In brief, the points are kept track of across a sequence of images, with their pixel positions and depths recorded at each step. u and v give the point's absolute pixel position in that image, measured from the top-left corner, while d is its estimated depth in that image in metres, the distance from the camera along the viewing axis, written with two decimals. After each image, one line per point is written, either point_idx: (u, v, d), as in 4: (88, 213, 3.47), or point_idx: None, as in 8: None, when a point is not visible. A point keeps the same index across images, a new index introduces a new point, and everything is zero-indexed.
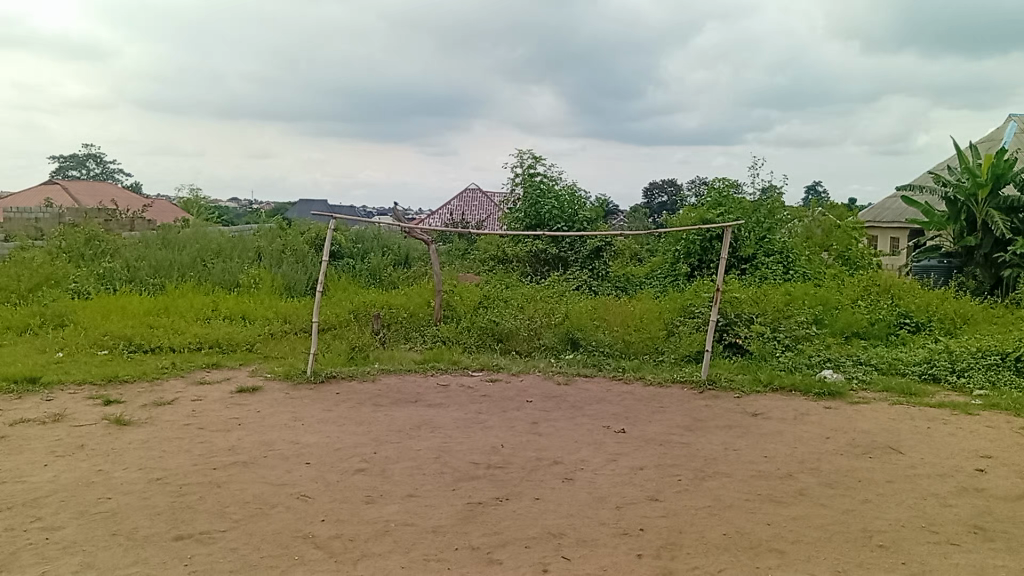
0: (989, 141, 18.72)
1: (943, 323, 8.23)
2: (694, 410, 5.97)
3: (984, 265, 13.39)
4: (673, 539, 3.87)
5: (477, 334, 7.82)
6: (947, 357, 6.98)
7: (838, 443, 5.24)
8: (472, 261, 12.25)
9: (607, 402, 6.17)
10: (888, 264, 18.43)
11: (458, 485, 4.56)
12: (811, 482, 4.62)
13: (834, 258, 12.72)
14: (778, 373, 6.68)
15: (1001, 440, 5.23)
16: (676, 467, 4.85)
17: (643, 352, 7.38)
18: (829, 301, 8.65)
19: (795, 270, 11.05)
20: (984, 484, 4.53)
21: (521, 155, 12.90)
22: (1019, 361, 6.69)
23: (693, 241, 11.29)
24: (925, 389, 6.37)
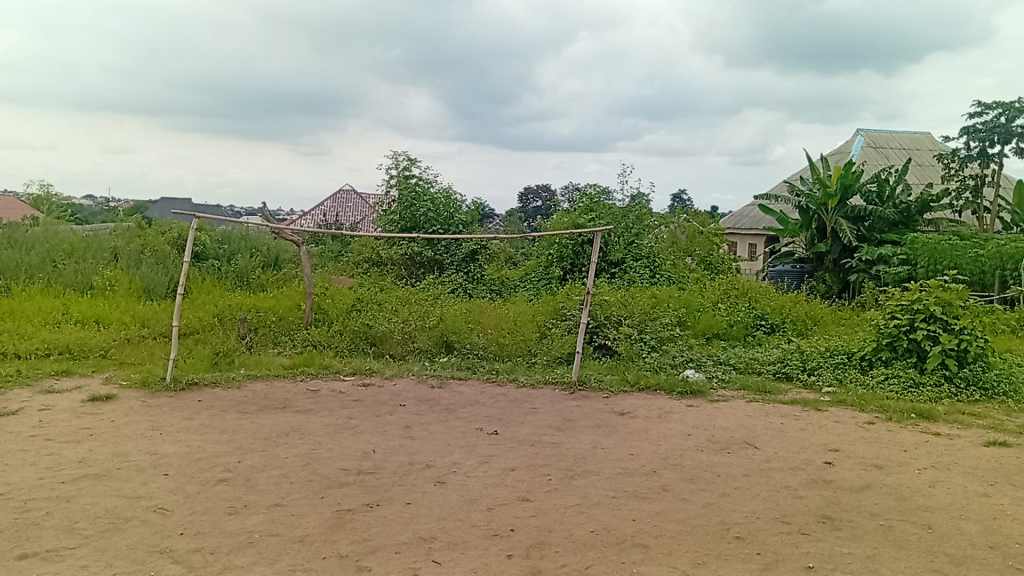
0: (838, 154, 20.07)
1: (795, 324, 8.74)
2: (566, 410, 6.08)
3: (833, 270, 14.35)
4: (542, 538, 3.92)
5: (349, 338, 7.69)
6: (799, 356, 7.42)
7: (699, 439, 5.46)
8: (345, 263, 12.06)
9: (481, 404, 6.20)
10: (747, 268, 19.46)
11: (327, 492, 4.45)
12: (674, 477, 4.80)
13: (697, 263, 13.29)
14: (644, 373, 6.91)
15: (846, 433, 5.60)
16: (546, 467, 4.92)
17: (516, 354, 7.47)
18: (692, 304, 9.01)
19: (660, 274, 11.48)
20: (831, 475, 4.84)
21: (395, 156, 12.80)
22: (863, 359, 7.19)
23: (566, 245, 11.53)
24: (778, 387, 6.75)
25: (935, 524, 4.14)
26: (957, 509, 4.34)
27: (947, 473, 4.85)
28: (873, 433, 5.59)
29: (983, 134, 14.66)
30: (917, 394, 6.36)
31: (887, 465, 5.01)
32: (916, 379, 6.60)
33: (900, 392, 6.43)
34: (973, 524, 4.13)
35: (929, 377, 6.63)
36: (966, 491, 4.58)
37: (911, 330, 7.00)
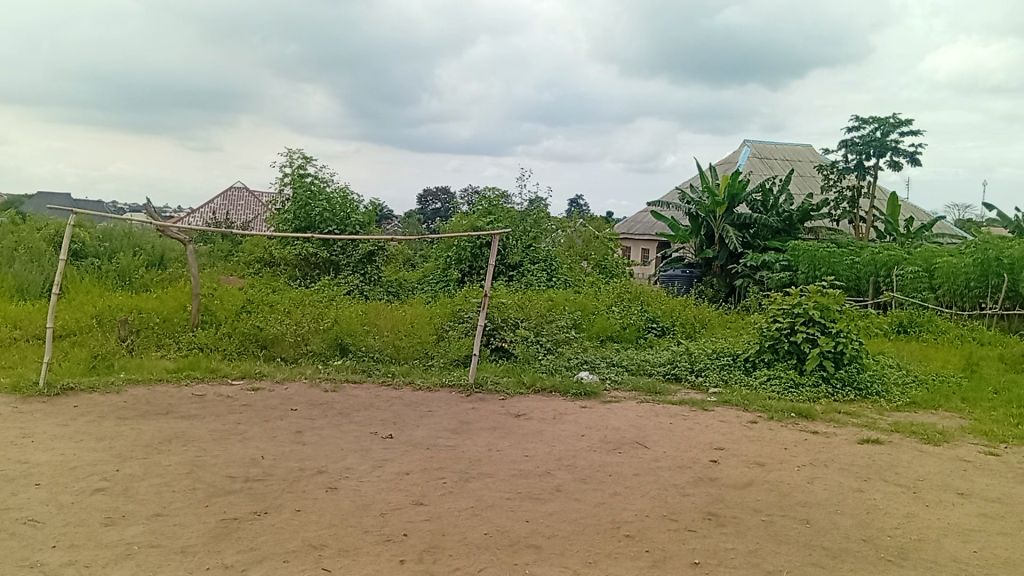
0: (726, 163, 20.85)
1: (685, 327, 9.03)
2: (461, 413, 6.07)
3: (720, 275, 14.93)
4: (436, 542, 3.89)
5: (238, 340, 7.45)
6: (688, 358, 7.66)
7: (592, 440, 5.55)
8: (236, 263, 11.70)
9: (376, 407, 6.11)
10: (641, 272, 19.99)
11: (212, 501, 4.29)
12: (567, 478, 4.86)
13: (593, 267, 13.55)
14: (540, 375, 6.98)
15: (731, 432, 5.81)
16: (441, 470, 4.90)
17: (412, 357, 7.42)
18: (586, 307, 9.15)
19: (557, 277, 11.64)
20: (717, 473, 5.01)
21: (290, 154, 12.49)
22: (747, 361, 7.48)
23: (464, 247, 11.54)
24: (668, 388, 6.94)
25: (813, 519, 4.34)
26: (833, 503, 4.56)
27: (824, 469, 5.10)
28: (756, 432, 5.82)
29: (860, 147, 15.53)
30: (797, 394, 6.66)
31: (769, 462, 5.23)
32: (796, 380, 6.92)
33: (781, 392, 6.72)
34: (848, 518, 4.36)
35: (808, 378, 6.96)
36: (841, 486, 4.83)
37: (791, 333, 7.34)
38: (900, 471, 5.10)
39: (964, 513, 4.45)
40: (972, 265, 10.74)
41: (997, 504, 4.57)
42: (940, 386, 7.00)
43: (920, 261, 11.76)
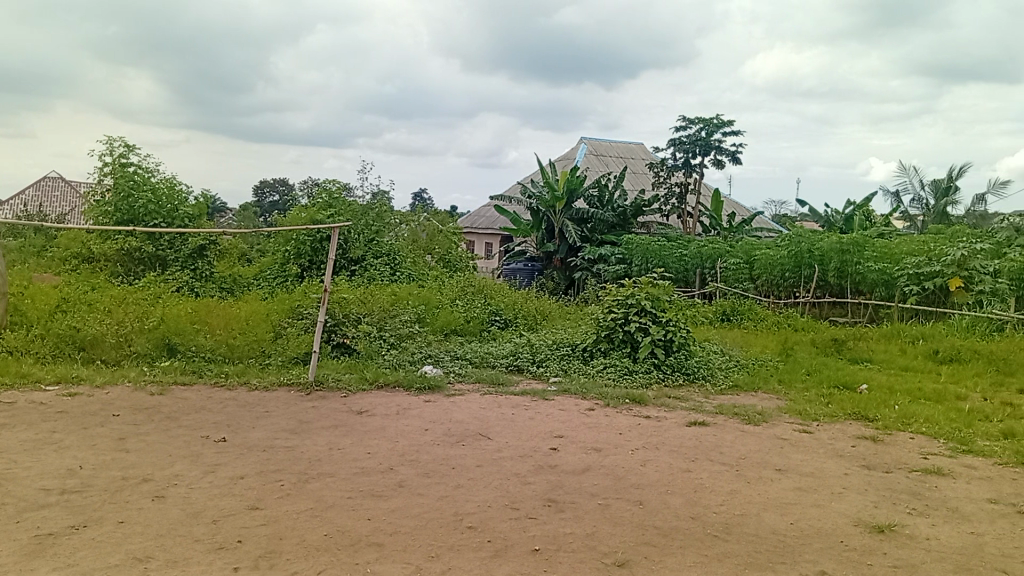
0: (565, 159, 21.45)
1: (526, 320, 9.23)
2: (300, 412, 5.89)
3: (560, 267, 15.42)
4: (272, 547, 3.76)
5: (53, 343, 6.89)
6: (529, 349, 7.82)
7: (435, 434, 5.56)
8: (51, 259, 10.82)
9: (207, 410, 5.82)
10: (484, 267, 20.29)
11: (23, 516, 3.94)
12: (410, 473, 4.84)
13: (437, 261, 13.62)
14: (383, 371, 6.90)
15: (570, 420, 5.98)
16: (278, 473, 4.74)
17: (248, 355, 7.14)
18: (430, 302, 9.11)
19: (401, 271, 11.58)
20: (557, 460, 5.14)
21: (110, 142, 11.66)
22: (585, 351, 7.73)
23: (303, 241, 11.26)
24: (510, 379, 7.06)
25: (646, 500, 4.54)
26: (664, 484, 4.80)
27: (656, 452, 5.35)
28: (593, 419, 6.03)
29: (687, 145, 16.41)
30: (631, 381, 6.97)
31: (605, 447, 5.42)
32: (630, 367, 7.23)
33: (616, 379, 7.00)
34: (677, 498, 4.59)
35: (641, 365, 7.29)
36: (672, 468, 5.08)
37: (625, 322, 7.67)
38: (724, 451, 5.44)
39: (781, 487, 4.80)
40: (788, 257, 11.63)
41: (809, 478, 4.96)
42: (759, 370, 7.54)
43: (742, 253, 12.62)
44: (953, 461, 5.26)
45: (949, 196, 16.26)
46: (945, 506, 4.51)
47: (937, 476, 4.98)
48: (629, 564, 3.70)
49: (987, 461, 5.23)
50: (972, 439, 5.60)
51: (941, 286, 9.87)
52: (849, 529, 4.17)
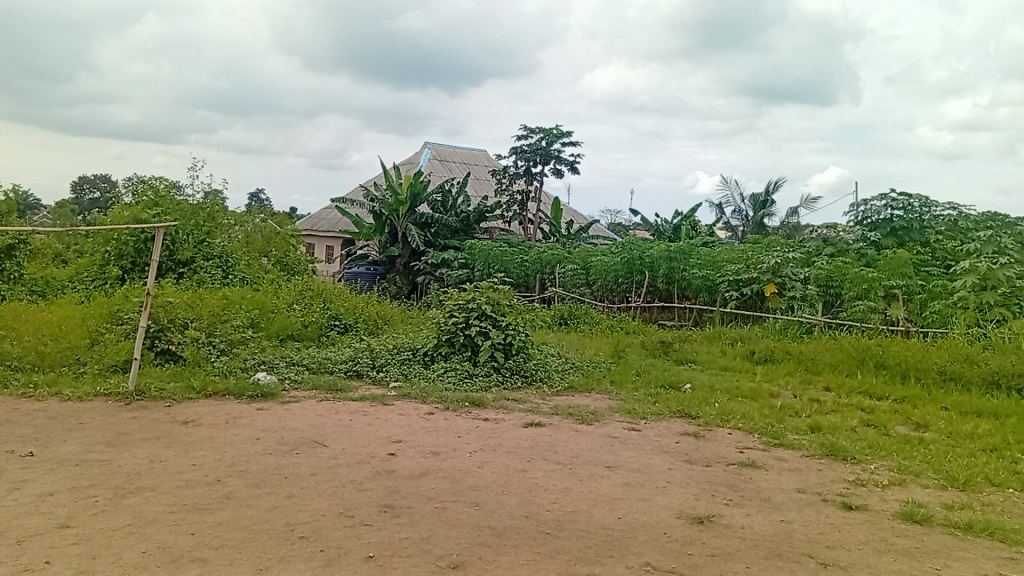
0: (409, 163, 21.41)
1: (367, 324, 9.17)
2: (118, 424, 5.55)
3: (403, 272, 15.44)
4: (85, 567, 3.52)
5: None
6: (369, 354, 7.76)
7: (267, 443, 5.39)
8: None
9: (12, 423, 5.37)
10: (324, 271, 19.94)
11: None
12: (239, 485, 4.66)
13: (273, 264, 13.24)
14: (212, 379, 6.61)
15: (409, 425, 5.97)
16: (93, 488, 4.44)
17: (60, 364, 6.65)
18: (266, 306, 8.81)
19: (233, 275, 11.20)
20: (393, 466, 5.12)
21: None
22: (426, 355, 7.74)
23: (126, 242, 10.62)
24: (349, 384, 6.96)
25: (482, 501, 4.61)
26: (500, 485, 4.89)
27: (493, 454, 5.44)
28: (431, 422, 6.05)
29: (528, 154, 16.80)
30: (471, 384, 7.04)
31: (442, 451, 5.46)
32: (470, 371, 7.31)
33: (456, 382, 7.06)
34: (512, 498, 4.69)
35: (481, 368, 7.39)
36: (508, 468, 5.19)
37: (466, 326, 7.75)
38: (558, 450, 5.61)
39: (611, 483, 5.01)
40: (621, 264, 12.17)
41: (636, 473, 5.21)
42: (593, 371, 7.84)
43: (580, 260, 13.11)
44: (766, 453, 5.68)
45: (766, 209, 17.53)
46: (758, 496, 4.86)
47: (752, 468, 5.36)
48: (463, 565, 3.74)
49: (795, 453, 5.68)
50: (783, 433, 6.07)
51: (758, 291, 10.63)
52: (672, 522, 4.41)
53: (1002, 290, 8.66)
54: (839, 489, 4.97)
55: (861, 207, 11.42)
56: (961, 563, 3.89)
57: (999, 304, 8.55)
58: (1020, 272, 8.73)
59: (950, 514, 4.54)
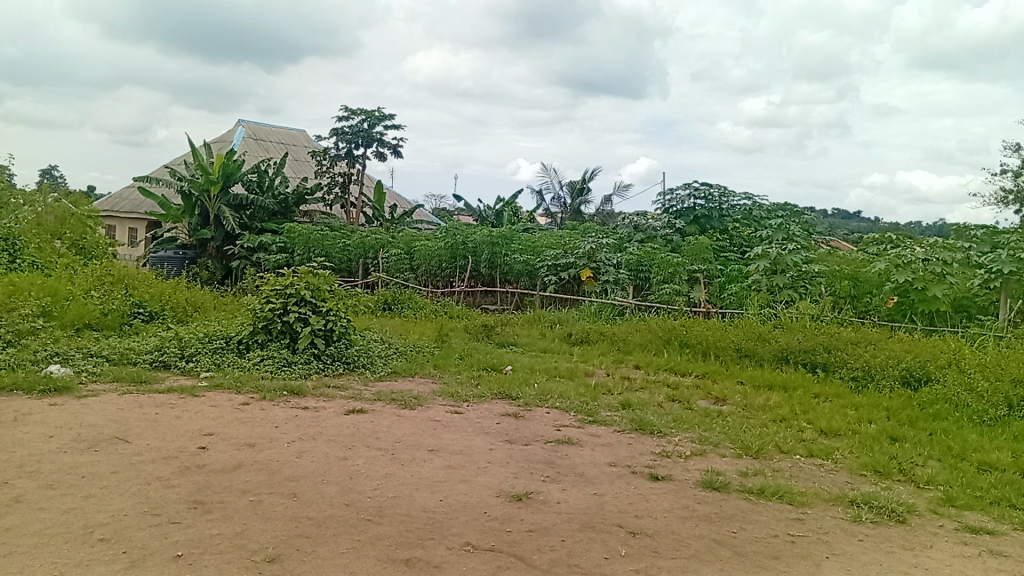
0: (221, 141, 20.38)
1: (175, 312, 8.68)
2: None
3: (216, 256, 14.73)
4: None
5: None
6: (177, 343, 7.36)
7: (62, 440, 4.98)
8: None
9: None
10: (127, 255, 18.61)
11: None
12: (30, 486, 4.28)
13: (69, 247, 12.20)
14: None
15: (221, 417, 5.72)
16: None
17: None
18: (58, 293, 8.12)
19: (20, 259, 10.20)
20: (205, 460, 4.89)
21: None
22: (240, 343, 7.46)
23: None
24: (156, 376, 6.56)
25: (299, 492, 4.50)
26: (319, 474, 4.80)
27: (312, 443, 5.33)
28: (246, 413, 5.82)
29: (349, 136, 16.48)
30: (289, 372, 6.86)
31: (259, 442, 5.27)
32: (288, 358, 7.11)
33: (274, 371, 6.84)
34: (332, 486, 4.62)
35: (301, 356, 7.21)
36: (328, 457, 5.09)
37: (283, 313, 7.50)
38: (380, 436, 5.58)
39: (432, 467, 5.06)
40: (444, 248, 12.24)
41: (457, 455, 5.28)
42: (416, 356, 7.85)
43: (402, 245, 13.10)
44: (581, 430, 5.94)
45: (583, 196, 18.24)
46: (573, 472, 5.07)
47: (568, 445, 5.59)
48: (280, 559, 3.65)
49: (607, 428, 5.99)
50: (596, 410, 6.37)
51: (574, 275, 11.05)
52: (492, 500, 4.52)
53: (789, 274, 9.50)
54: (647, 461, 5.29)
55: (667, 196, 12.15)
56: (754, 524, 4.27)
57: (787, 286, 9.38)
58: (805, 258, 9.62)
59: (745, 481, 4.95)
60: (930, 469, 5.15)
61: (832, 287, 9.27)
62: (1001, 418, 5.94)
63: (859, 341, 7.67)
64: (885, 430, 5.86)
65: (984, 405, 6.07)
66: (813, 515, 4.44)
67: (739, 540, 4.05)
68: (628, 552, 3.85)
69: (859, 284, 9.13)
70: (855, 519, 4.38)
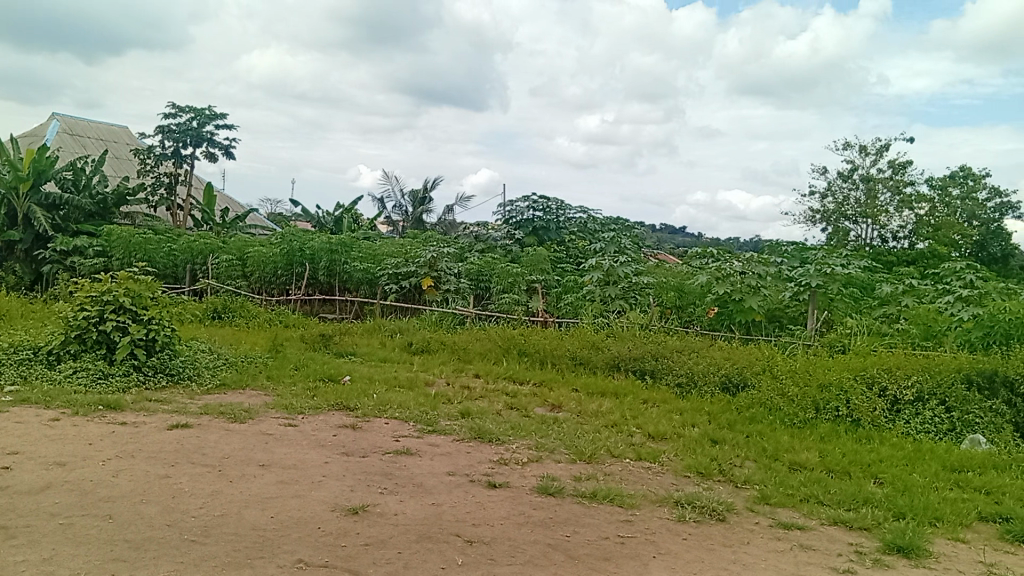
0: (31, 135, 18.78)
1: None
2: None
3: (24, 260, 13.44)
4: None
5: None
6: None
7: None
8: None
9: None
10: None
11: None
12: None
13: None
14: None
15: (27, 434, 5.23)
16: None
17: None
18: None
19: None
20: (7, 481, 4.45)
21: None
22: (50, 355, 6.87)
23: None
24: None
25: (116, 513, 4.18)
26: (139, 493, 4.48)
27: (131, 460, 4.97)
28: (57, 430, 5.35)
29: (177, 135, 15.63)
30: (106, 385, 6.38)
31: (70, 461, 4.86)
32: (105, 371, 6.62)
33: (89, 384, 6.34)
34: (153, 506, 4.32)
35: (118, 368, 6.72)
36: (148, 475, 4.77)
37: (100, 322, 6.97)
38: (206, 452, 5.29)
39: (263, 482, 4.85)
40: (280, 255, 11.82)
41: (291, 470, 5.10)
42: (248, 367, 7.52)
43: (235, 251, 12.56)
44: (420, 440, 5.90)
45: (424, 206, 18.24)
46: (411, 483, 5.02)
47: (406, 456, 5.53)
48: None
49: (446, 438, 5.99)
50: (435, 420, 6.35)
51: (415, 284, 11.02)
52: (326, 515, 4.40)
53: (621, 285, 9.92)
54: (485, 469, 5.33)
55: (507, 207, 12.38)
56: (587, 528, 4.40)
57: (619, 296, 9.78)
58: (635, 270, 10.10)
59: (578, 485, 5.10)
60: (747, 469, 5.51)
61: (659, 298, 9.76)
62: (809, 419, 6.46)
63: (684, 349, 8.11)
64: (707, 434, 6.22)
65: (794, 408, 6.58)
66: (641, 517, 4.63)
67: (572, 543, 4.16)
68: (464, 561, 3.86)
69: (684, 296, 9.69)
70: (680, 519, 4.61)
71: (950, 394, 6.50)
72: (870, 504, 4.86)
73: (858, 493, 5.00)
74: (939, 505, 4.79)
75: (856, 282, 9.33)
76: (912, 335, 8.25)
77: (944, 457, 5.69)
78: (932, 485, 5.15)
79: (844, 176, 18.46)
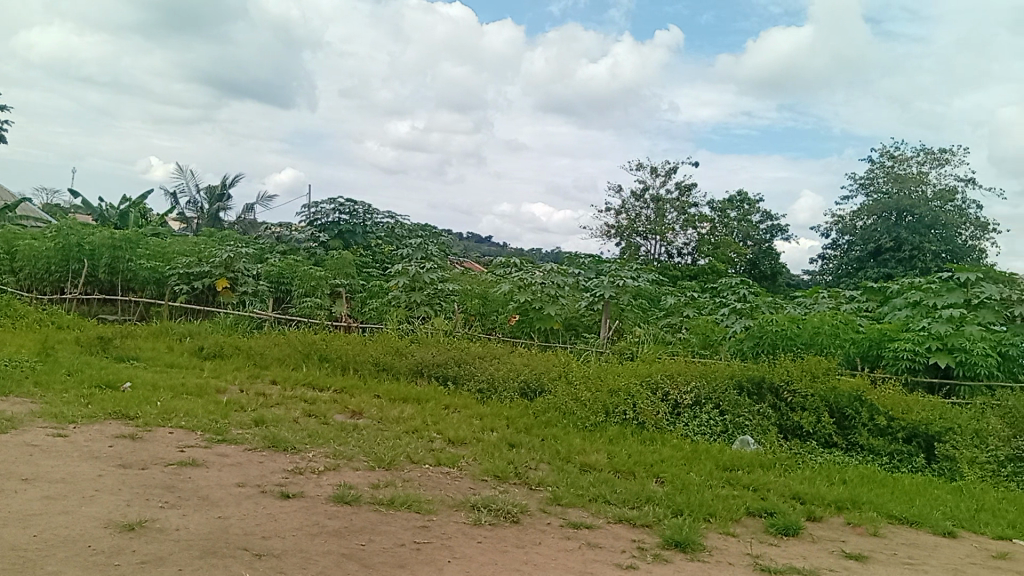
0: None
1: None
2: None
3: None
4: None
5: None
6: None
7: None
8: None
9: None
10: None
11: None
12: None
13: None
14: None
15: None
16: None
17: None
18: None
19: None
20: None
21: None
22: None
23: None
24: None
25: None
26: None
27: None
28: None
29: None
30: None
31: None
32: None
33: None
34: None
35: None
36: None
37: None
38: None
39: (26, 499, 4.38)
40: (54, 250, 10.76)
41: (58, 485, 4.64)
42: (11, 372, 6.78)
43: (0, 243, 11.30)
44: (207, 450, 5.59)
45: (221, 203, 17.36)
46: (196, 495, 4.73)
47: (192, 467, 5.21)
48: None
49: (236, 447, 5.71)
50: (225, 429, 6.04)
51: (209, 286, 10.43)
52: (98, 532, 4.04)
53: (426, 291, 9.95)
54: (278, 480, 5.14)
55: (312, 208, 12.06)
56: (382, 535, 4.35)
57: (424, 303, 9.80)
58: (440, 277, 10.18)
59: (375, 493, 5.03)
60: (541, 471, 5.69)
61: (463, 305, 9.88)
62: (598, 423, 6.80)
63: (485, 355, 8.25)
64: (504, 438, 6.36)
65: (586, 412, 6.90)
66: (437, 522, 4.65)
67: (366, 552, 4.09)
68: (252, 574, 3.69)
69: (487, 303, 9.87)
70: (475, 522, 4.68)
71: (723, 399, 7.07)
72: (651, 502, 5.18)
73: (641, 492, 5.32)
74: (712, 502, 5.19)
75: (644, 295, 9.95)
76: (691, 344, 8.90)
77: (717, 457, 6.18)
78: (706, 483, 5.58)
79: (637, 195, 19.62)
